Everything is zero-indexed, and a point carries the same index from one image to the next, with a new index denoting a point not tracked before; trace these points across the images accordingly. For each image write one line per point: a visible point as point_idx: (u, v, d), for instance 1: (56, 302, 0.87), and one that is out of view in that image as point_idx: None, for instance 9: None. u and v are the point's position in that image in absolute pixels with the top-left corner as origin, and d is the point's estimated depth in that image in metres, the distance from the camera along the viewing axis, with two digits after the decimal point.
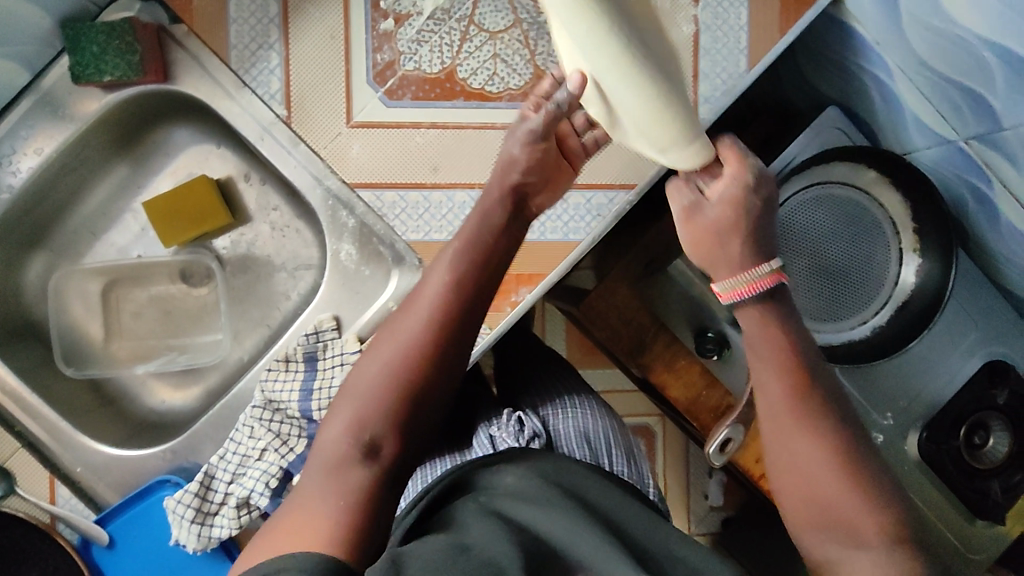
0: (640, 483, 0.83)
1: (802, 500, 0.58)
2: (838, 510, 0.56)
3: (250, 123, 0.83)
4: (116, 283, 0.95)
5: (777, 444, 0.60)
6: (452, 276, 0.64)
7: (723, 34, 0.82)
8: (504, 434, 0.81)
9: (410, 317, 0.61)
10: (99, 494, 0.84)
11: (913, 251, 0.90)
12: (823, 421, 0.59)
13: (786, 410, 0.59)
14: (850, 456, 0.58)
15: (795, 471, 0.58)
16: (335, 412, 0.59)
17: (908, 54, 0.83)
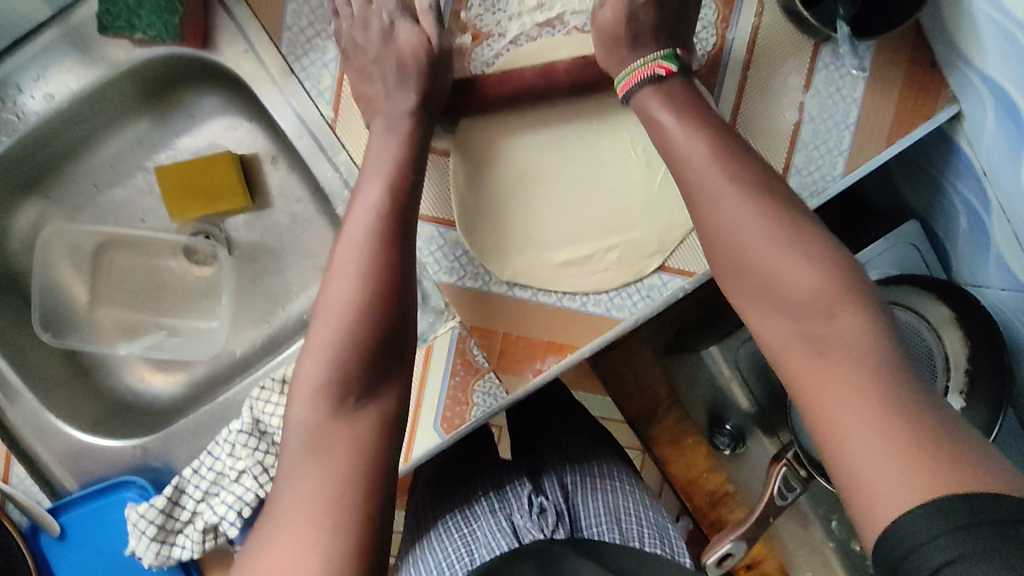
0: (675, 556, 0.81)
1: (809, 345, 0.52)
2: (842, 346, 0.50)
3: (290, 115, 0.73)
4: (110, 246, 0.86)
5: (778, 287, 0.54)
6: (361, 288, 0.58)
7: (827, 130, 0.74)
8: (527, 522, 0.81)
9: (298, 400, 0.56)
10: (57, 478, 0.78)
11: (960, 393, 0.79)
12: (816, 254, 0.54)
13: (723, 171, 0.58)
14: (816, 245, 0.54)
15: (788, 294, 0.53)
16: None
17: (1016, 195, 0.73)
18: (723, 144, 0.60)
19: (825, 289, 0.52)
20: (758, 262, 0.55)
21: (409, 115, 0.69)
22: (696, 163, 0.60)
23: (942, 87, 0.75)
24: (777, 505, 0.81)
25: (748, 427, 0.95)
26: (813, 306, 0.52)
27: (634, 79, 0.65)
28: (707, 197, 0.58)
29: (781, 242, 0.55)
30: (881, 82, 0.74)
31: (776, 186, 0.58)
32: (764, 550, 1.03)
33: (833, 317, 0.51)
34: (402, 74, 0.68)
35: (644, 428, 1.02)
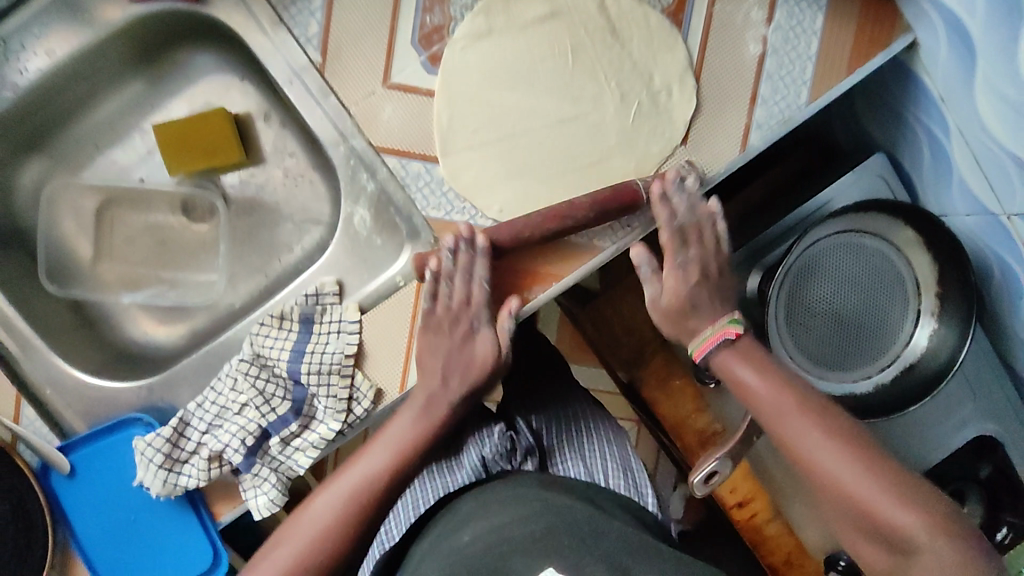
0: (639, 495, 0.82)
1: (824, 490, 0.69)
2: (850, 497, 0.67)
3: (281, 64, 0.78)
4: (111, 205, 0.91)
5: (789, 445, 0.71)
6: (371, 477, 0.72)
7: (790, 60, 0.78)
8: (495, 454, 0.83)
9: (322, 503, 0.71)
10: (66, 419, 0.81)
11: (932, 316, 0.88)
12: (831, 426, 0.71)
13: (796, 406, 0.72)
14: (853, 452, 0.69)
15: (815, 452, 0.69)
16: (290, 533, 0.70)
17: (972, 115, 0.79)
18: (783, 385, 0.74)
19: (841, 452, 0.69)
20: (781, 425, 0.72)
21: (469, 291, 0.75)
22: (765, 404, 0.73)
23: (898, 18, 0.79)
24: (759, 425, 0.86)
25: None
26: (883, 522, 0.65)
27: (709, 346, 0.76)
28: (779, 422, 0.72)
29: (813, 437, 0.70)
30: (838, 14, 0.78)
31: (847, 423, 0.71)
32: (753, 486, 1.06)
33: (861, 476, 0.67)
34: (460, 331, 0.75)
35: (634, 371, 1.06)
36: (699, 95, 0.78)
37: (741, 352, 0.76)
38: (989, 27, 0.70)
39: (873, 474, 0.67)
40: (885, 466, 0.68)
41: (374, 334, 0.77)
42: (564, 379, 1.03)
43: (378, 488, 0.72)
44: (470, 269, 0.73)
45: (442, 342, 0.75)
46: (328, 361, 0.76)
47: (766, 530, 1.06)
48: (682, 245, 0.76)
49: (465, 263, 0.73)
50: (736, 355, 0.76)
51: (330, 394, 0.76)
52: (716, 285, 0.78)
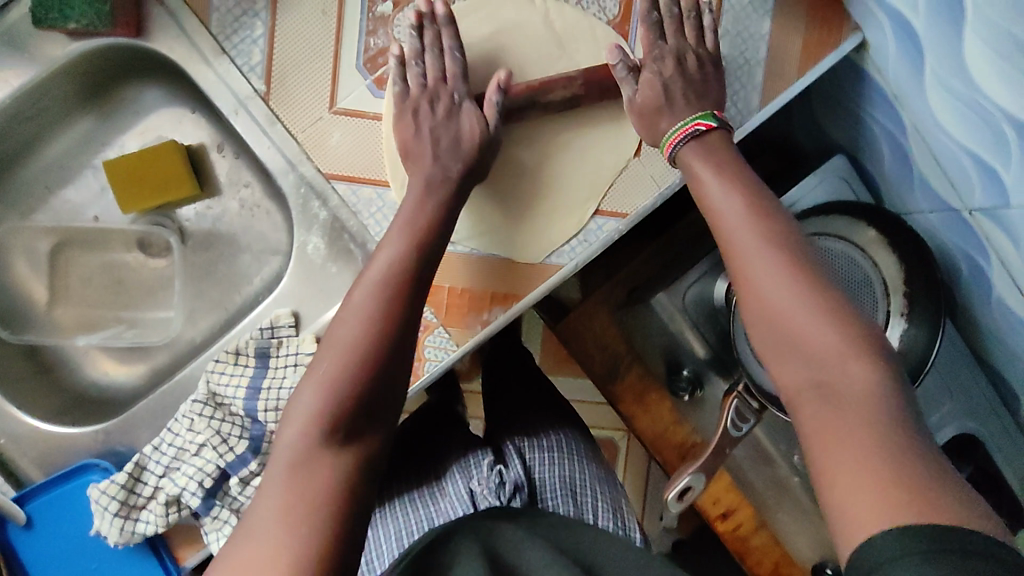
0: (625, 532, 0.84)
1: (777, 339, 0.56)
2: (801, 344, 0.55)
3: (225, 93, 0.76)
4: (67, 245, 0.89)
5: (755, 301, 0.58)
6: (365, 334, 0.60)
7: (739, 67, 0.78)
8: (484, 488, 0.81)
9: (284, 431, 0.56)
10: (22, 469, 0.79)
11: (900, 316, 0.84)
12: (794, 263, 0.58)
13: (747, 223, 0.61)
14: (795, 252, 0.58)
15: (784, 309, 0.56)
16: (291, 416, 0.57)
17: (926, 113, 0.78)
18: (757, 207, 0.62)
19: (798, 290, 0.56)
20: (731, 244, 0.61)
21: (455, 97, 0.72)
22: (729, 220, 0.63)
23: (846, 19, 0.79)
24: (732, 437, 0.85)
25: (705, 373, 1.01)
26: (825, 360, 0.53)
27: (678, 139, 0.70)
28: (743, 269, 0.60)
29: (767, 259, 0.58)
30: (786, 18, 0.78)
31: (806, 253, 0.59)
32: (738, 497, 1.02)
33: (816, 320, 0.55)
34: (461, 149, 0.71)
35: (609, 385, 1.03)
36: None
37: (700, 147, 0.69)
38: (936, 24, 0.69)
39: (835, 327, 0.54)
40: (853, 320, 0.55)
41: None
42: (552, 400, 1.03)
43: (365, 373, 0.58)
44: (478, 106, 0.72)
45: (423, 123, 0.71)
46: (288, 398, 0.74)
47: (752, 540, 1.03)
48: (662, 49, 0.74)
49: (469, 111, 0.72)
50: (695, 149, 0.69)
51: None
52: (697, 79, 0.73)
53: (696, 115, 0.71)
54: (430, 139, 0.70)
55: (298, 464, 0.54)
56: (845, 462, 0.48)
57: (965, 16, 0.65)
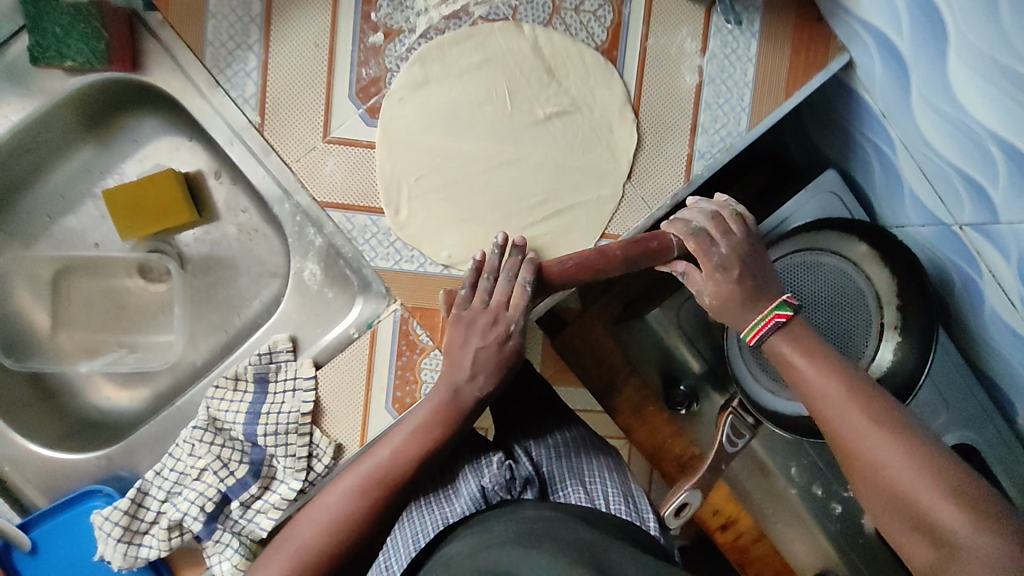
0: (641, 520, 0.78)
1: (890, 504, 0.60)
2: (905, 499, 0.59)
3: (221, 125, 0.79)
4: (69, 272, 0.90)
5: (847, 454, 0.64)
6: (390, 466, 0.65)
7: (727, 89, 0.79)
8: (495, 484, 0.77)
9: (312, 515, 0.64)
10: (27, 494, 0.81)
11: (894, 329, 0.87)
12: (883, 418, 0.62)
13: (843, 392, 0.65)
14: (905, 432, 0.61)
15: (869, 449, 0.62)
16: (303, 519, 0.64)
17: (913, 130, 0.79)
18: (836, 369, 0.66)
19: (903, 447, 0.60)
20: (829, 423, 0.65)
21: (508, 292, 0.70)
22: (823, 397, 0.66)
23: (832, 39, 0.80)
24: (728, 453, 0.85)
25: (701, 387, 1.00)
26: (947, 537, 0.56)
27: (759, 334, 0.69)
28: (825, 419, 0.65)
29: (863, 422, 0.62)
30: (771, 40, 0.79)
31: (888, 408, 0.64)
32: (738, 507, 1.02)
33: (915, 477, 0.59)
34: (495, 332, 0.69)
35: (606, 400, 1.04)
36: (640, 128, 0.79)
37: (787, 337, 0.69)
38: (919, 44, 0.70)
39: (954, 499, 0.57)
40: (955, 477, 0.59)
41: (331, 392, 0.76)
42: (555, 401, 0.99)
43: (395, 485, 0.64)
44: (515, 272, 0.71)
45: (472, 333, 0.69)
46: (284, 423, 0.75)
47: (753, 550, 1.03)
48: (712, 242, 0.72)
49: (511, 266, 0.71)
50: (782, 339, 0.69)
51: (290, 453, 0.75)
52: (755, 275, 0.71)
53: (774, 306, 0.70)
54: (471, 361, 0.68)
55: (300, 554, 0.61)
56: None
57: (947, 36, 0.66)
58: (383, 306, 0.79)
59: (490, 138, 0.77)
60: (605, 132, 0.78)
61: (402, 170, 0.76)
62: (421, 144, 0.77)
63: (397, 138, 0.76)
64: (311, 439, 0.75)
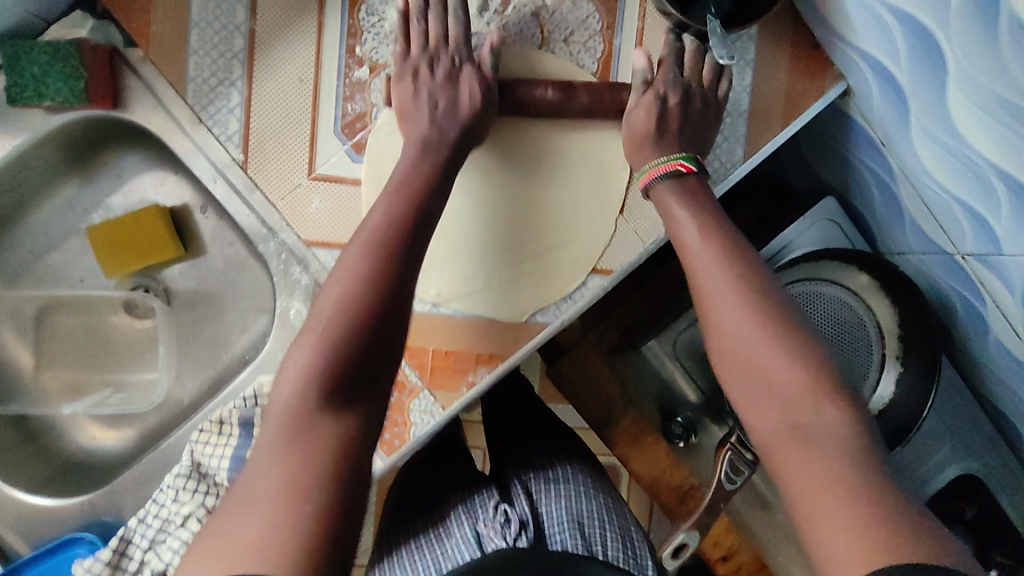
0: (638, 569, 0.76)
1: (744, 372, 0.55)
2: (766, 370, 0.54)
3: (206, 164, 0.76)
4: (52, 310, 0.87)
5: (720, 332, 0.57)
6: (336, 330, 0.54)
7: (721, 119, 0.77)
8: (490, 530, 0.74)
9: (287, 372, 0.53)
10: (8, 542, 0.79)
11: (896, 359, 0.83)
12: (755, 289, 0.57)
13: (712, 254, 0.60)
14: (769, 299, 0.57)
15: (735, 327, 0.56)
16: (284, 373, 0.54)
17: (913, 159, 0.77)
18: (726, 240, 0.61)
19: (762, 315, 0.56)
20: (704, 278, 0.59)
21: (459, 95, 0.70)
22: (695, 248, 0.62)
23: (829, 67, 0.78)
24: (727, 490, 0.82)
25: (699, 418, 0.96)
26: (790, 398, 0.53)
27: (658, 173, 0.68)
28: (701, 284, 0.60)
29: (737, 305, 0.57)
30: (766, 69, 0.77)
31: (771, 291, 0.58)
32: (736, 538, 1.05)
33: (768, 344, 0.54)
34: (447, 90, 0.69)
35: (604, 431, 1.04)
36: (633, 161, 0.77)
37: (677, 188, 0.66)
38: (917, 74, 0.68)
39: (799, 361, 0.53)
40: (807, 343, 0.55)
41: None
42: (555, 433, 0.97)
43: (358, 331, 0.55)
44: (455, 91, 0.69)
45: (422, 85, 0.70)
46: None
47: None
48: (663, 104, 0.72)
49: (468, 89, 0.70)
50: (671, 189, 0.66)
51: None
52: (688, 112, 0.72)
53: (676, 156, 0.69)
54: (425, 114, 0.69)
55: (290, 411, 0.51)
56: (797, 471, 0.50)
57: (946, 67, 0.64)
58: None
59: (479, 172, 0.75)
60: (596, 168, 0.77)
61: None
62: None
63: (382, 173, 0.74)
64: None
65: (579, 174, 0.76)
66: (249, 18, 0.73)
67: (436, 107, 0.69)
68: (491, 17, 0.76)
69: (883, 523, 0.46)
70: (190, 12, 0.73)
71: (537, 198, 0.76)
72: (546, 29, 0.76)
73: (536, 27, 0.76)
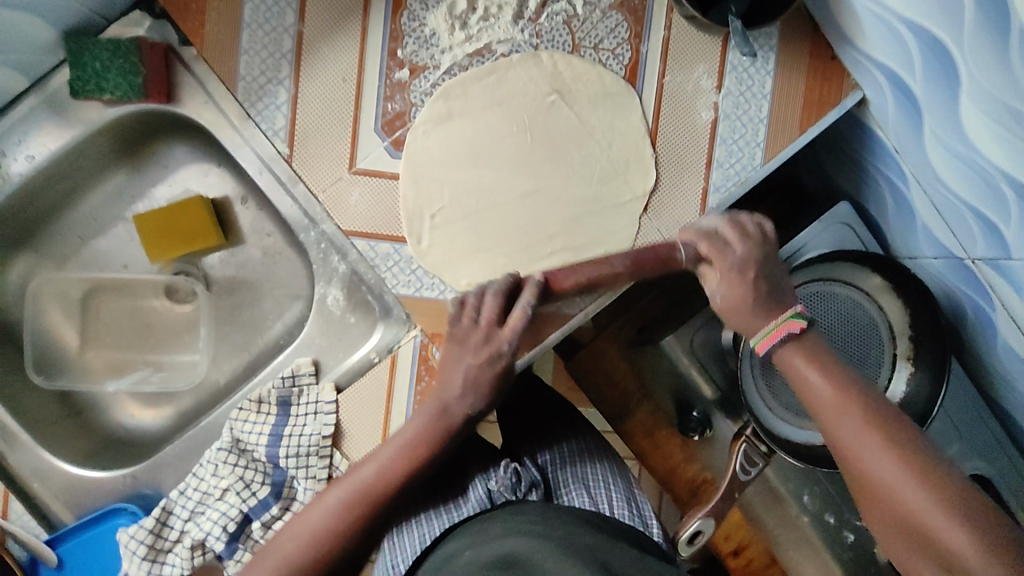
0: (644, 526, 0.79)
1: (893, 522, 0.61)
2: (915, 522, 0.60)
3: (252, 156, 0.82)
4: (97, 292, 0.93)
5: (866, 484, 0.63)
6: (350, 510, 0.65)
7: (742, 124, 0.81)
8: (501, 484, 0.78)
9: (300, 528, 0.65)
10: (53, 511, 0.83)
11: (907, 359, 0.88)
12: (893, 438, 0.63)
13: (852, 407, 0.65)
14: (909, 454, 0.62)
15: (878, 467, 0.62)
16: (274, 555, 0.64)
17: (926, 166, 0.80)
18: (845, 382, 0.66)
19: (908, 473, 0.61)
20: (846, 450, 0.64)
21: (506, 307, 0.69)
22: (831, 415, 0.66)
23: (845, 77, 0.82)
24: (741, 480, 0.86)
25: (713, 414, 1.01)
26: (950, 556, 0.57)
27: (774, 341, 0.68)
28: (844, 452, 0.65)
29: (864, 430, 0.64)
30: (787, 78, 0.81)
31: (894, 417, 0.64)
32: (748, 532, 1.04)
33: (926, 500, 0.59)
34: (484, 350, 0.68)
35: (619, 424, 1.05)
36: (657, 162, 0.81)
37: (804, 351, 0.68)
38: (931, 84, 0.72)
39: (955, 519, 0.58)
40: (957, 496, 0.59)
41: (350, 415, 0.78)
42: (562, 410, 0.98)
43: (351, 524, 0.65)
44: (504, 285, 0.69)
45: (465, 350, 0.68)
46: (306, 444, 0.77)
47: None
48: (726, 244, 0.71)
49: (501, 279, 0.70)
50: (798, 353, 0.68)
51: (311, 475, 0.77)
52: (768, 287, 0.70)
53: (788, 314, 0.69)
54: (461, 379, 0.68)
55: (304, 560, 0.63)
56: None
57: (958, 78, 0.67)
58: (403, 331, 0.82)
59: (512, 168, 0.79)
60: (621, 169, 0.80)
61: (427, 204, 0.79)
62: (446, 175, 0.79)
63: (419, 169, 0.79)
64: (331, 460, 0.77)
65: (605, 172, 0.80)
66: (298, 21, 0.78)
67: (479, 324, 0.68)
68: (525, 24, 0.80)
69: None
70: (243, 14, 0.77)
71: (567, 194, 0.80)
72: (577, 36, 0.80)
73: (568, 35, 0.80)
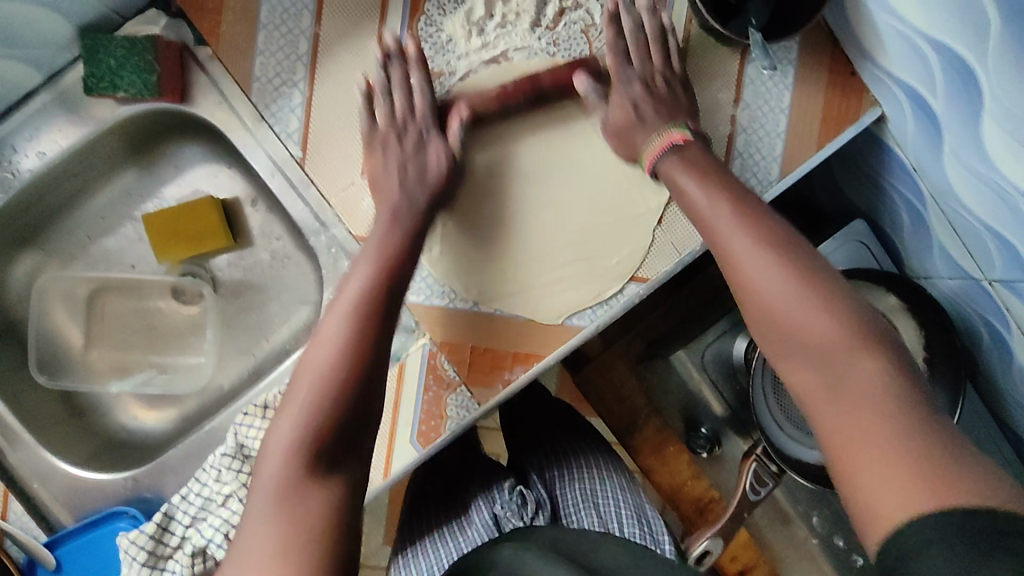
0: (655, 544, 0.79)
1: (777, 333, 0.58)
2: (802, 334, 0.56)
3: (264, 159, 0.80)
4: (103, 291, 0.91)
5: (748, 290, 0.60)
6: (336, 370, 0.60)
7: (759, 139, 0.80)
8: (507, 510, 0.80)
9: (286, 422, 0.58)
10: (53, 513, 0.82)
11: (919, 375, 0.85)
12: (784, 254, 0.60)
13: (734, 219, 0.63)
14: (798, 263, 0.59)
15: (790, 308, 0.57)
16: (275, 442, 0.58)
17: (944, 185, 0.79)
18: (736, 202, 0.65)
19: (797, 287, 0.58)
20: (729, 256, 0.62)
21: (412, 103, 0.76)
22: (716, 227, 0.64)
23: (864, 93, 0.81)
24: (751, 500, 0.85)
25: (719, 429, 1.01)
26: (833, 357, 0.54)
27: (660, 151, 0.72)
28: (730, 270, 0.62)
29: (753, 248, 0.61)
30: (805, 92, 0.80)
31: (807, 258, 0.60)
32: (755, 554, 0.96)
33: (811, 309, 0.56)
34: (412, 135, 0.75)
35: (626, 440, 0.99)
36: None
37: (682, 160, 0.71)
38: (952, 102, 0.71)
39: (840, 322, 0.55)
40: (848, 311, 0.56)
41: None
42: (570, 420, 0.98)
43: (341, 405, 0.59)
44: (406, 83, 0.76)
45: (390, 154, 0.75)
46: None
47: None
48: (625, 64, 0.76)
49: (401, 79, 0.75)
50: (676, 161, 0.71)
51: None
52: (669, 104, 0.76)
53: (670, 128, 0.74)
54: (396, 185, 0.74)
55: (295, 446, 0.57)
56: (868, 464, 0.49)
57: (981, 98, 0.66)
58: (411, 338, 0.79)
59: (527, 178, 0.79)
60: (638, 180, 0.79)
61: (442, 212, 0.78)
62: (460, 182, 0.78)
63: None
64: None
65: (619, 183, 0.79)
66: (314, 24, 0.77)
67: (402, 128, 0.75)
68: (542, 32, 0.79)
69: (910, 443, 0.48)
70: (259, 15, 0.77)
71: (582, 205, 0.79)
72: (594, 45, 0.80)
73: (585, 43, 0.80)
